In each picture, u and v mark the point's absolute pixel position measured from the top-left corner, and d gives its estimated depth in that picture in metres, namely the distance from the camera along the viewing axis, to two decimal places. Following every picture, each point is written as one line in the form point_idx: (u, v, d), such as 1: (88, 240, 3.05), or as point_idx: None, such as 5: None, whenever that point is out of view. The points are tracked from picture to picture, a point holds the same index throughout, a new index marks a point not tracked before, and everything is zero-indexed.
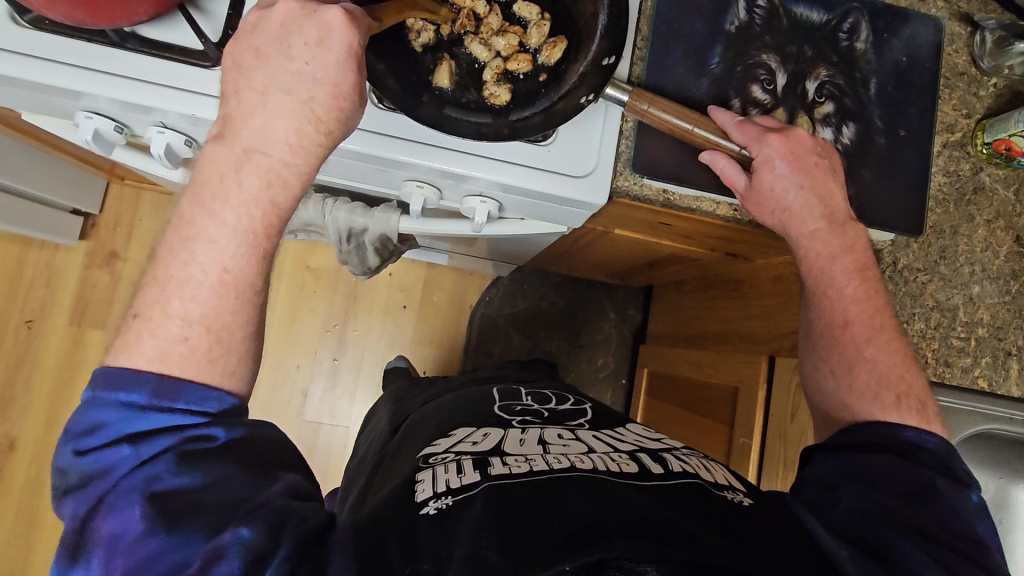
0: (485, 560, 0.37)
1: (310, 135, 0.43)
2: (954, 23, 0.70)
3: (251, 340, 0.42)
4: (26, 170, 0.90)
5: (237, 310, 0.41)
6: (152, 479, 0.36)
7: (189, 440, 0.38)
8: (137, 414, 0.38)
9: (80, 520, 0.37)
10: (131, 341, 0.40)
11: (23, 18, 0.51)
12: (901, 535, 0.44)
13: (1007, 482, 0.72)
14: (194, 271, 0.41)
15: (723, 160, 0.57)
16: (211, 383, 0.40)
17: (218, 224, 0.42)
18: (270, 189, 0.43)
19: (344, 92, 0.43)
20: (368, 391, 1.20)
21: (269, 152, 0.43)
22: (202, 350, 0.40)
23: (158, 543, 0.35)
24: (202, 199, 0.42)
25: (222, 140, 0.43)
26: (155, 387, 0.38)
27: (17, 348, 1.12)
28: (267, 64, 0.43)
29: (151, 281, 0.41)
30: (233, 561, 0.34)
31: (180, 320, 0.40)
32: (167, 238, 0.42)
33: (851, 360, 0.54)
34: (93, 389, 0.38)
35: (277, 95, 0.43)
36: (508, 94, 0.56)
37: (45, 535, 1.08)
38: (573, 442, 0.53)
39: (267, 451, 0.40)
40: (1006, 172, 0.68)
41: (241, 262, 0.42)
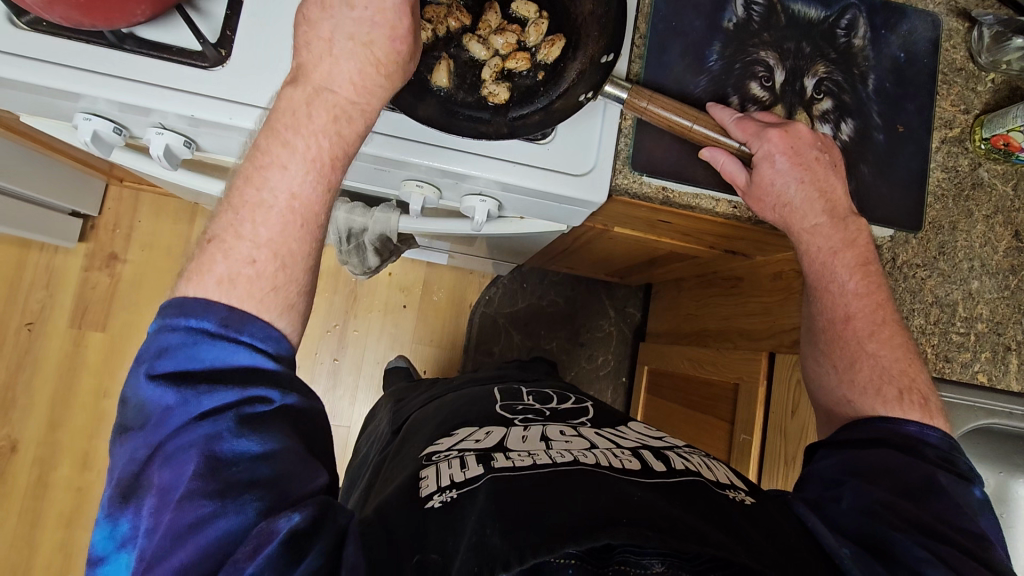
0: (489, 546, 0.37)
1: (372, 76, 0.44)
2: (952, 19, 0.70)
3: (308, 278, 0.43)
4: (25, 172, 0.89)
5: (305, 238, 0.42)
6: (214, 437, 0.36)
7: (249, 401, 0.37)
8: (206, 343, 0.38)
9: (137, 463, 0.36)
10: (205, 263, 0.40)
11: (21, 20, 0.51)
12: (902, 532, 0.43)
13: (1006, 477, 0.73)
14: (266, 195, 0.41)
15: (724, 157, 0.57)
16: (270, 319, 0.40)
17: (290, 153, 0.42)
18: (337, 123, 0.43)
19: (400, 35, 0.44)
20: (369, 391, 1.20)
21: (337, 91, 0.43)
22: (268, 275, 0.41)
23: (211, 508, 0.34)
24: (275, 131, 0.42)
25: (295, 82, 0.44)
26: (225, 317, 0.39)
27: (17, 350, 1.12)
28: (331, 15, 0.44)
29: (225, 207, 0.42)
30: (278, 545, 0.33)
31: (251, 244, 0.41)
32: (240, 168, 0.43)
33: (853, 355, 0.55)
34: (165, 318, 0.39)
35: (342, 41, 0.43)
36: (507, 92, 0.56)
37: (48, 536, 1.08)
38: (575, 439, 0.53)
39: (307, 427, 0.40)
40: (1004, 167, 0.68)
41: (309, 188, 0.42)
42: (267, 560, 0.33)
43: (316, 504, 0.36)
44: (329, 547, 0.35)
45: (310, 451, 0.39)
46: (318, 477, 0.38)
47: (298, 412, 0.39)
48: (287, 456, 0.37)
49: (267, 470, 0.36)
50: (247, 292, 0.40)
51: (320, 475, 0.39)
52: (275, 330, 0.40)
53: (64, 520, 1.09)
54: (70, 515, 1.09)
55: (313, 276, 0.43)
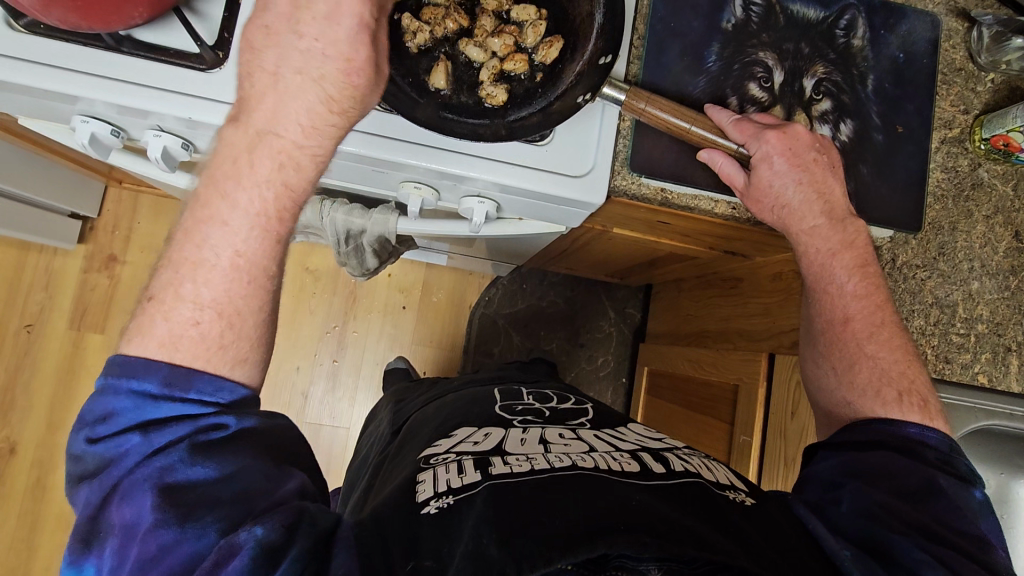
0: (486, 555, 0.37)
1: (324, 116, 0.42)
2: (951, 19, 0.69)
3: (260, 332, 0.42)
4: (23, 174, 0.90)
5: (253, 299, 0.41)
6: (165, 471, 0.36)
7: (203, 430, 0.38)
8: (149, 403, 0.37)
9: (92, 509, 0.36)
10: (145, 323, 0.39)
11: (18, 23, 0.51)
12: (902, 535, 0.43)
13: (1008, 478, 0.73)
14: (208, 254, 0.40)
15: (721, 158, 0.57)
16: (220, 371, 0.40)
17: (230, 208, 0.41)
18: (283, 171, 0.42)
19: (356, 68, 0.42)
20: (368, 392, 1.20)
21: (282, 134, 0.42)
22: (212, 336, 0.40)
23: (173, 534, 0.35)
24: (215, 180, 0.41)
25: (237, 122, 0.42)
26: (167, 375, 0.38)
27: (16, 352, 1.12)
28: (278, 43, 0.42)
29: (165, 263, 0.41)
30: (245, 558, 0.34)
31: (192, 303, 0.39)
32: (182, 222, 0.41)
33: (853, 356, 0.54)
34: (107, 376, 0.38)
35: (290, 75, 0.42)
36: (505, 94, 0.56)
37: (47, 538, 1.08)
38: (574, 442, 0.53)
39: (270, 442, 0.40)
40: (1004, 167, 0.68)
41: (254, 244, 0.41)
42: (237, 571, 0.33)
43: (289, 510, 0.37)
44: (305, 552, 0.36)
45: (280, 459, 0.40)
46: (290, 480, 0.39)
47: (258, 432, 0.40)
48: (249, 473, 0.37)
49: (229, 488, 0.37)
50: (191, 353, 0.39)
51: (291, 479, 0.39)
52: (225, 379, 0.40)
53: (64, 522, 1.09)
54: (70, 516, 1.09)
55: (267, 330, 0.42)
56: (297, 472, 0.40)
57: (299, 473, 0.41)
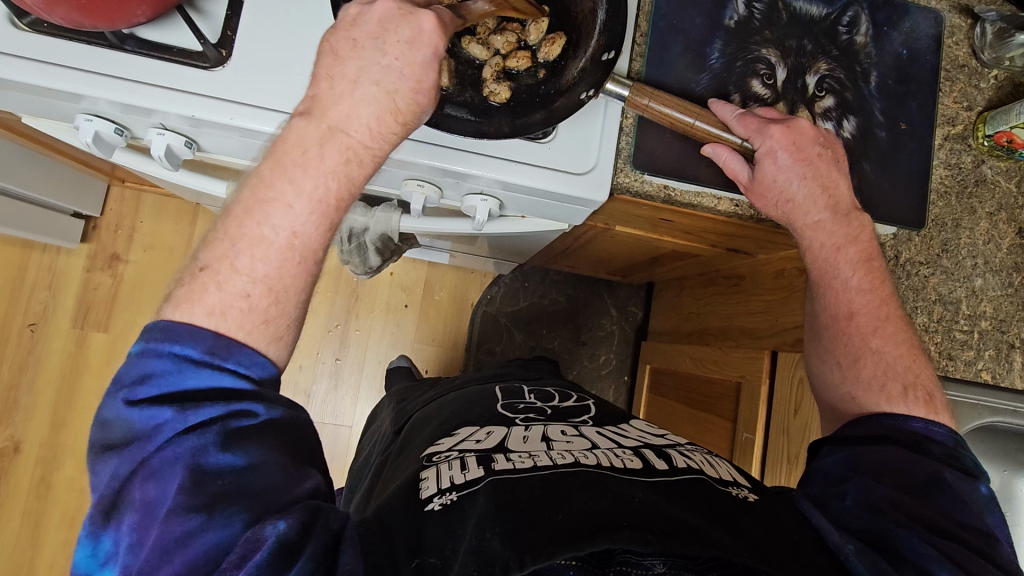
0: (489, 552, 0.37)
1: (389, 125, 0.44)
2: (954, 15, 0.69)
3: (299, 312, 0.42)
4: (27, 173, 0.90)
5: (298, 281, 0.42)
6: (199, 451, 0.36)
7: (235, 415, 0.38)
8: (190, 369, 0.38)
9: (119, 480, 0.36)
10: (196, 292, 0.40)
11: (23, 21, 0.51)
12: (907, 529, 0.43)
13: (1011, 475, 0.73)
14: (267, 232, 0.41)
15: (726, 152, 0.57)
16: (258, 346, 0.40)
17: (295, 193, 0.42)
18: (347, 165, 0.43)
19: (424, 89, 0.45)
20: (370, 390, 1.20)
21: (351, 133, 0.43)
22: (259, 309, 0.40)
23: (198, 522, 0.34)
24: (282, 164, 0.42)
25: (310, 116, 0.43)
26: (211, 344, 0.38)
27: (19, 351, 1.12)
28: (360, 56, 0.44)
29: (219, 235, 0.41)
30: (267, 553, 0.34)
31: (246, 278, 0.40)
32: (239, 198, 0.42)
33: (857, 351, 0.54)
34: (149, 341, 0.38)
35: (366, 85, 0.43)
36: (508, 91, 0.56)
37: (51, 537, 1.09)
38: (577, 439, 0.53)
39: (293, 437, 0.40)
40: (1007, 163, 0.68)
41: (311, 229, 0.42)
42: (258, 567, 0.33)
43: (304, 509, 0.37)
44: (320, 551, 0.36)
45: (301, 458, 0.40)
46: (307, 480, 0.39)
47: (285, 424, 0.40)
48: (274, 467, 0.37)
49: (255, 480, 0.36)
50: (239, 324, 0.40)
51: (308, 479, 0.39)
52: (263, 356, 0.40)
53: (68, 521, 1.09)
54: (74, 515, 1.10)
55: (303, 313, 0.43)
56: (314, 473, 0.40)
57: (318, 474, 0.41)
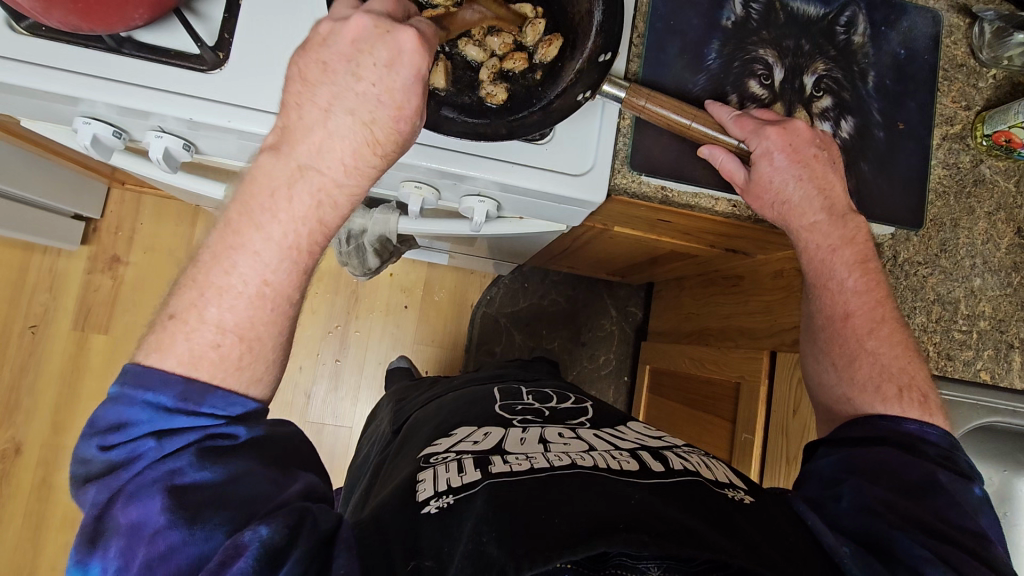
0: (486, 555, 0.37)
1: (366, 157, 0.43)
2: (953, 15, 0.69)
3: (278, 352, 0.43)
4: (27, 175, 0.90)
5: (271, 326, 0.42)
6: (175, 473, 0.37)
7: (213, 436, 0.39)
8: (163, 415, 0.38)
9: (99, 508, 0.37)
10: (165, 340, 0.40)
11: (20, 25, 0.51)
12: (902, 530, 0.43)
13: (1011, 474, 0.73)
14: (235, 281, 0.41)
15: (722, 154, 0.57)
16: (235, 388, 0.41)
17: (263, 240, 0.42)
18: (320, 208, 0.43)
19: (405, 116, 0.43)
20: (370, 391, 1.20)
21: (323, 170, 0.42)
22: (232, 358, 0.41)
23: (180, 535, 0.35)
24: (250, 211, 0.42)
25: (278, 151, 0.43)
26: (182, 391, 0.39)
27: (20, 353, 1.12)
28: (332, 81, 0.42)
29: (189, 283, 0.42)
30: (250, 559, 0.34)
31: (214, 327, 0.40)
32: (210, 243, 0.42)
33: (853, 353, 0.54)
34: (121, 383, 0.39)
35: (340, 115, 0.42)
36: (504, 93, 0.56)
37: (52, 538, 1.09)
38: (574, 441, 0.53)
39: (276, 448, 0.41)
40: (1006, 163, 0.68)
41: (282, 276, 0.42)
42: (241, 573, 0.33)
43: (291, 513, 0.37)
44: (309, 551, 0.36)
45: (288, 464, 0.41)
46: (296, 482, 0.40)
47: (266, 441, 0.41)
48: (254, 478, 0.38)
49: (238, 489, 0.37)
50: (212, 373, 0.40)
51: (296, 479, 0.40)
52: (237, 395, 0.40)
53: (69, 522, 1.10)
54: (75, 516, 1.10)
55: (281, 353, 0.43)
56: (304, 474, 0.41)
57: (306, 473, 0.42)
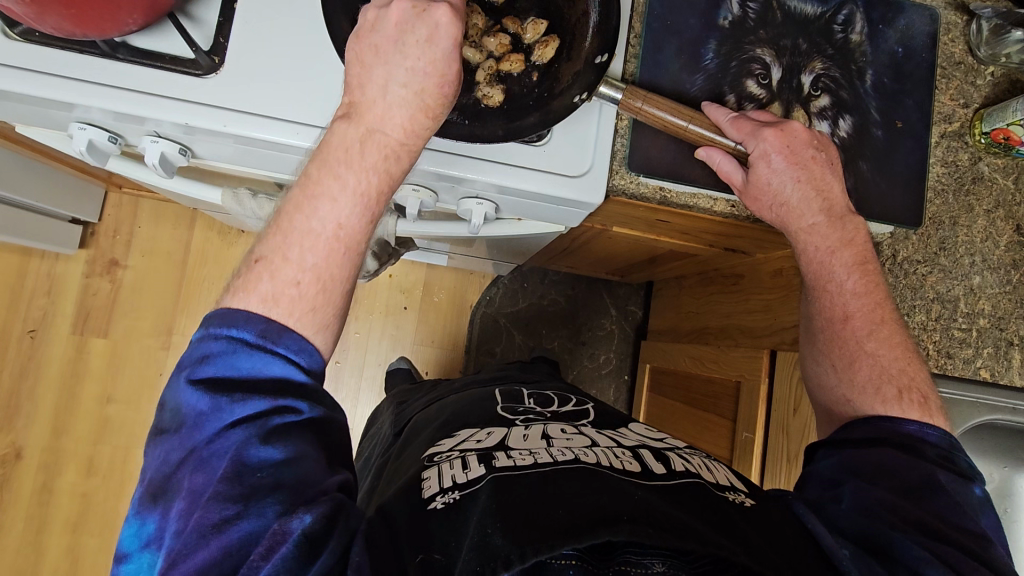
0: (491, 545, 0.37)
1: (420, 120, 0.45)
2: (950, 13, 0.69)
3: (345, 300, 0.44)
4: (24, 181, 0.90)
5: (345, 265, 0.44)
6: (242, 445, 0.37)
7: (279, 411, 0.39)
8: (244, 351, 0.39)
9: (172, 463, 0.38)
10: (252, 280, 0.42)
11: (14, 31, 0.51)
12: (902, 532, 0.43)
13: (1011, 471, 0.73)
14: (315, 225, 0.43)
15: (718, 156, 0.57)
16: (307, 333, 0.42)
17: (341, 188, 0.43)
18: (387, 161, 0.45)
19: (449, 81, 0.45)
20: (371, 393, 1.20)
21: (387, 132, 0.44)
22: (308, 296, 0.42)
23: (235, 510, 0.36)
24: (328, 163, 0.44)
25: (349, 119, 0.45)
26: (263, 329, 0.40)
27: (20, 358, 1.12)
28: (385, 60, 0.44)
29: (274, 229, 0.43)
30: (291, 546, 0.35)
31: (296, 267, 0.42)
32: (290, 196, 0.44)
33: (852, 355, 0.54)
34: (209, 326, 0.41)
35: (395, 88, 0.44)
36: (501, 94, 0.55)
37: (54, 542, 1.09)
38: (577, 437, 0.53)
39: (332, 439, 0.41)
40: (1004, 160, 0.68)
41: (355, 220, 0.44)
42: (282, 561, 0.34)
43: (331, 502, 0.37)
44: (342, 548, 0.36)
45: (335, 460, 0.41)
46: (337, 475, 0.40)
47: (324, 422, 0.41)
48: (310, 463, 0.38)
49: None
50: (290, 310, 0.41)
51: (335, 473, 0.40)
52: (309, 343, 0.42)
53: (70, 526, 1.10)
54: (76, 521, 1.10)
55: (348, 299, 0.45)
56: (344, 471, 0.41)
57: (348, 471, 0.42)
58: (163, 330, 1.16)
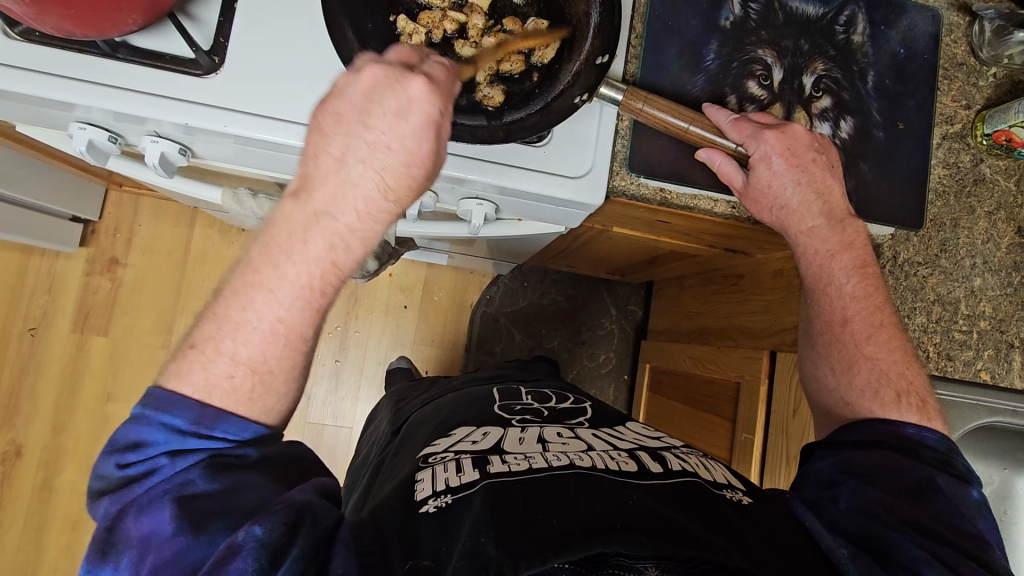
0: (483, 555, 0.37)
1: (379, 203, 0.43)
2: (952, 13, 0.69)
3: (289, 387, 0.43)
4: (25, 178, 0.90)
5: (285, 362, 0.42)
6: (185, 484, 0.38)
7: (220, 453, 0.40)
8: (176, 437, 0.39)
9: (111, 519, 0.39)
10: (184, 368, 0.41)
11: (14, 31, 0.51)
12: (900, 532, 0.43)
13: (1011, 473, 0.73)
14: (250, 317, 0.41)
15: (720, 157, 0.57)
16: (249, 416, 0.41)
17: (278, 278, 0.42)
18: (333, 252, 0.42)
19: (416, 163, 0.42)
20: (371, 391, 1.20)
21: (338, 217, 0.42)
22: (243, 390, 0.41)
23: (186, 540, 0.36)
24: (269, 250, 0.42)
25: (297, 197, 0.42)
26: (196, 415, 0.40)
27: (19, 357, 1.12)
28: (347, 132, 0.42)
29: (210, 315, 0.42)
30: (248, 559, 0.35)
31: (230, 359, 0.41)
32: (232, 278, 0.43)
33: (852, 358, 0.54)
34: (144, 406, 0.40)
35: (353, 165, 0.42)
36: (501, 94, 0.56)
37: (54, 540, 1.09)
38: (572, 441, 0.53)
39: (287, 466, 0.42)
40: (1006, 162, 0.68)
41: (296, 313, 0.42)
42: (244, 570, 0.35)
43: (289, 510, 0.38)
44: (306, 550, 0.37)
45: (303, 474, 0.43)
46: (308, 483, 0.42)
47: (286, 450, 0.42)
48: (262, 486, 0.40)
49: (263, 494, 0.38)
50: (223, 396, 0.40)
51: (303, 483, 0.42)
52: (250, 423, 0.41)
53: (70, 525, 1.10)
54: (77, 519, 1.10)
55: (294, 385, 0.43)
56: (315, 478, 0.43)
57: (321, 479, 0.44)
58: (163, 329, 1.16)
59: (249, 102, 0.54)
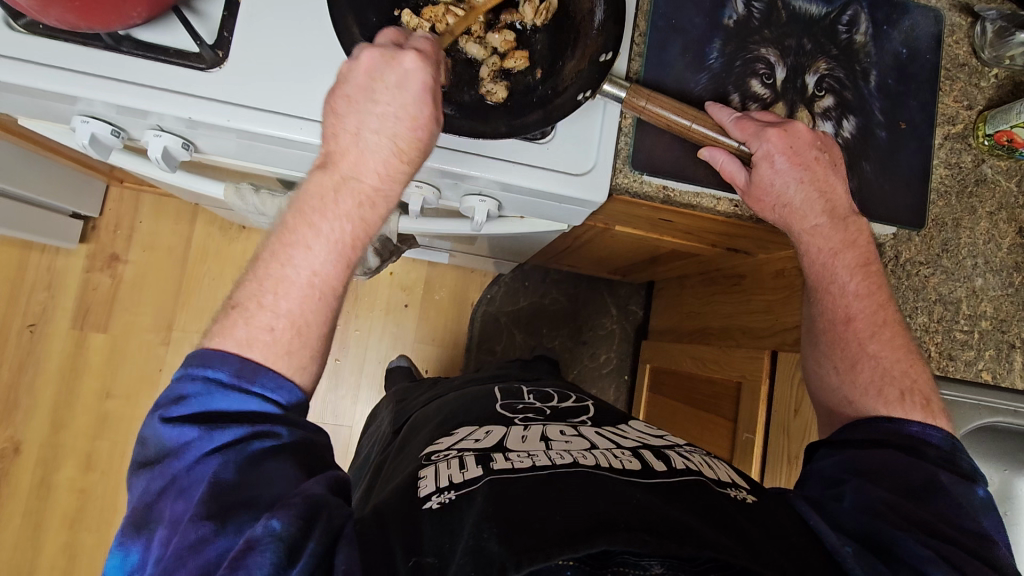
0: (486, 551, 0.37)
1: (397, 166, 0.46)
2: (954, 14, 0.69)
3: (322, 341, 0.45)
4: (25, 174, 0.90)
5: (319, 313, 0.44)
6: (220, 466, 0.38)
7: (258, 436, 0.40)
8: (219, 392, 0.41)
9: (150, 495, 0.39)
10: (227, 327, 0.43)
11: (18, 23, 0.51)
12: (904, 531, 0.43)
13: (1011, 474, 0.73)
14: (290, 272, 0.44)
15: (723, 156, 0.57)
16: (284, 372, 0.43)
17: (314, 235, 0.44)
18: (362, 209, 0.45)
19: (422, 124, 0.45)
20: (371, 390, 1.20)
21: (362, 179, 0.45)
22: (283, 341, 0.43)
23: (211, 528, 0.36)
24: (303, 212, 0.45)
25: (324, 168, 0.45)
26: (238, 367, 0.41)
27: (18, 353, 1.12)
28: (357, 109, 0.45)
29: (250, 277, 0.44)
30: (267, 554, 0.35)
31: (270, 312, 0.43)
32: (267, 245, 0.45)
33: (854, 357, 0.54)
34: (189, 364, 0.42)
35: (369, 135, 0.45)
36: (505, 90, 0.55)
37: (52, 537, 1.09)
38: (575, 439, 0.53)
39: (315, 456, 0.42)
40: (1008, 163, 0.68)
41: (330, 267, 0.45)
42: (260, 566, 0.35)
43: (303, 502, 0.38)
44: (320, 546, 0.37)
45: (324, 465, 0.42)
46: (328, 476, 0.41)
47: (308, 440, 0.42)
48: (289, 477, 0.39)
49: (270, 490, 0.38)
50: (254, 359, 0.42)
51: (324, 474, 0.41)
52: (286, 379, 0.43)
53: (69, 522, 1.10)
54: (75, 516, 1.10)
55: (326, 342, 0.46)
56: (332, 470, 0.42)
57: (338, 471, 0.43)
58: (163, 326, 1.16)
59: (253, 95, 0.53)
